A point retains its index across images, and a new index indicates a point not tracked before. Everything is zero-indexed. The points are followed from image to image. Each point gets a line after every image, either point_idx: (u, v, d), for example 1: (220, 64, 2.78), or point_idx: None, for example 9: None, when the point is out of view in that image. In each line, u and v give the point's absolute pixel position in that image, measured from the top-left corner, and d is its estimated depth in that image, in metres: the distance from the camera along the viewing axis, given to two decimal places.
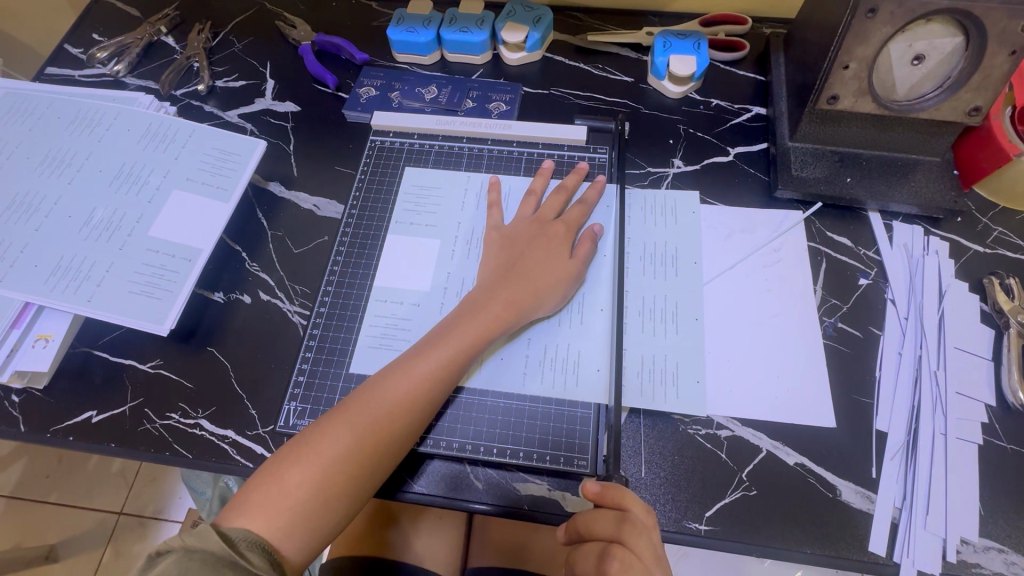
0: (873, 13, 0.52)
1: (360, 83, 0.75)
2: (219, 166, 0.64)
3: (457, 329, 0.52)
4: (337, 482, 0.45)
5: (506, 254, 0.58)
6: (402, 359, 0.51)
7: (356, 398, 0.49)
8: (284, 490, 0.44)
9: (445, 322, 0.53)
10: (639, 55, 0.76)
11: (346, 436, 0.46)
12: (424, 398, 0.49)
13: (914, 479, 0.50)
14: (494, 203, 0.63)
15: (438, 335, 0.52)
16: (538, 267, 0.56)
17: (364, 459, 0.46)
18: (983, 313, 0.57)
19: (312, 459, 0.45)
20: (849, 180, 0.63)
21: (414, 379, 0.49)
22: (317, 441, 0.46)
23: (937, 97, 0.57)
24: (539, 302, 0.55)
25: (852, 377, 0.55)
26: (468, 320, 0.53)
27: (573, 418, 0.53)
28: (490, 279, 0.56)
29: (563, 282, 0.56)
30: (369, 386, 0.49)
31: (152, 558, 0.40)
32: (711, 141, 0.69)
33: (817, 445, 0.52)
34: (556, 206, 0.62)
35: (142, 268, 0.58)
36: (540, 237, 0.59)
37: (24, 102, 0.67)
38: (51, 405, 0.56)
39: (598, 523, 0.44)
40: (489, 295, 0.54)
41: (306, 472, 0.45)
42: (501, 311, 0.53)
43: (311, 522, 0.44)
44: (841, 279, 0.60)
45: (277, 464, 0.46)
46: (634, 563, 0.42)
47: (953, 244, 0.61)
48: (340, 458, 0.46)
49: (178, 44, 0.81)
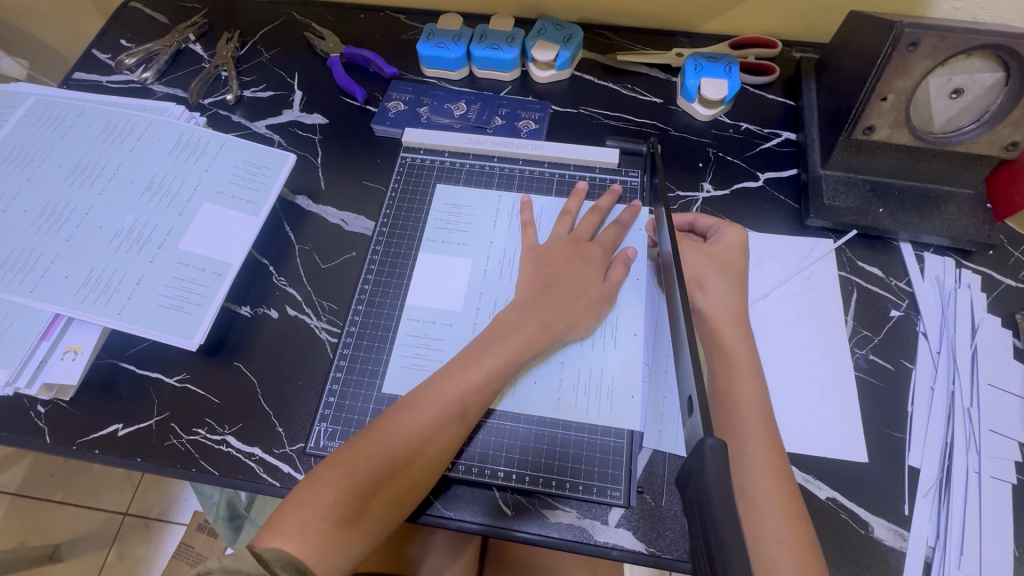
0: (915, 46, 0.52)
1: (389, 98, 0.75)
2: (249, 180, 0.64)
3: (489, 350, 0.52)
4: (369, 503, 0.45)
5: (540, 274, 0.58)
6: (435, 378, 0.51)
7: (388, 418, 0.49)
8: (318, 511, 0.44)
9: (477, 342, 0.53)
10: (668, 77, 0.76)
11: (379, 458, 0.46)
12: (456, 420, 0.49)
13: (946, 517, 0.50)
14: (527, 222, 0.63)
15: (469, 355, 0.52)
16: (573, 290, 0.56)
17: (397, 481, 0.46)
18: (1015, 349, 0.56)
19: (346, 480, 0.45)
20: (881, 211, 0.62)
21: (446, 400, 0.49)
22: (350, 462, 0.46)
23: (975, 131, 0.57)
24: (572, 324, 0.55)
25: (884, 410, 0.54)
26: (502, 341, 0.52)
27: (605, 447, 0.53)
28: (524, 300, 0.55)
29: (596, 305, 0.56)
30: (401, 406, 0.49)
31: None
32: (741, 166, 0.69)
33: (849, 481, 0.51)
34: (589, 226, 0.61)
35: (172, 282, 0.57)
36: (574, 259, 0.58)
37: (55, 109, 0.67)
38: (77, 417, 0.56)
39: None
40: (523, 317, 0.54)
41: (340, 493, 0.45)
42: (537, 334, 0.53)
43: (344, 545, 0.44)
44: (873, 310, 0.60)
45: (311, 484, 0.46)
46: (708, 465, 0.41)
47: (985, 278, 0.61)
48: (373, 479, 0.46)
49: (206, 52, 0.81)
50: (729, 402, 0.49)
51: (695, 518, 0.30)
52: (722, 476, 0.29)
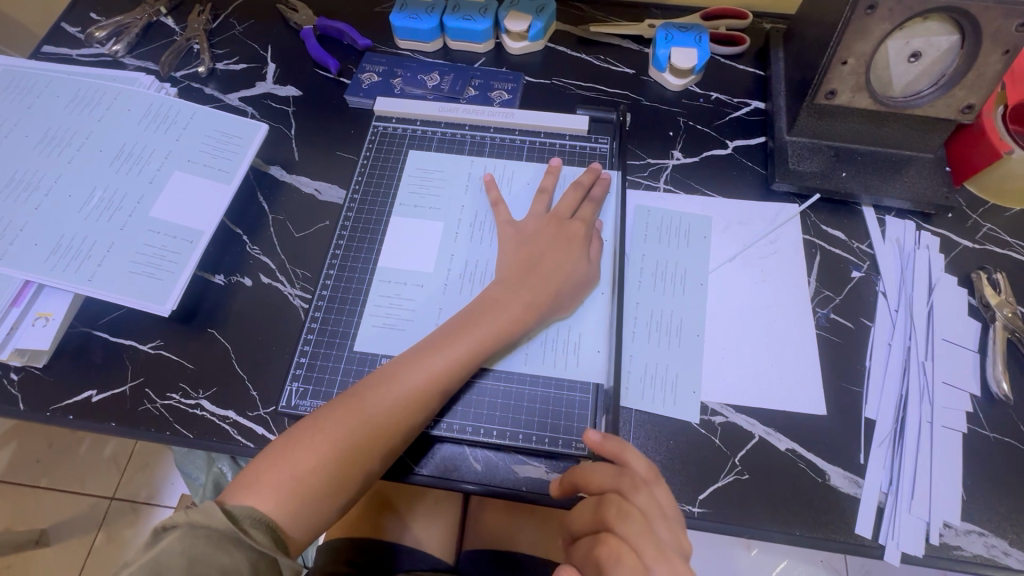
0: (873, 10, 0.53)
1: (362, 69, 0.75)
2: (221, 149, 0.64)
3: (473, 325, 0.52)
4: (342, 468, 0.47)
5: (517, 249, 0.58)
6: (416, 352, 0.51)
7: (367, 388, 0.49)
8: (293, 473, 0.45)
9: (463, 315, 0.53)
10: (641, 48, 0.77)
11: (355, 427, 0.47)
12: (433, 394, 0.50)
13: (900, 466, 0.52)
14: (496, 202, 0.62)
15: (454, 330, 0.52)
16: (556, 273, 0.55)
17: (371, 449, 0.47)
18: (970, 306, 0.58)
19: (321, 446, 0.46)
20: (844, 174, 0.64)
21: (428, 374, 0.50)
22: (328, 428, 0.47)
23: (933, 94, 0.58)
24: (558, 298, 0.55)
25: (843, 365, 0.56)
26: (488, 316, 0.53)
27: (571, 402, 0.54)
28: (509, 276, 0.56)
29: (578, 284, 0.56)
30: (381, 377, 0.50)
31: (158, 533, 0.40)
32: (710, 134, 0.70)
33: (808, 433, 0.53)
34: (570, 204, 0.61)
35: (143, 248, 0.58)
36: (559, 240, 0.58)
37: (22, 79, 0.66)
38: (49, 384, 0.56)
39: (597, 470, 0.47)
40: (508, 295, 0.54)
41: (314, 458, 0.46)
42: (522, 310, 0.53)
43: (316, 506, 0.46)
44: (834, 271, 0.61)
45: (287, 447, 0.47)
46: (631, 511, 0.44)
47: (943, 239, 0.62)
48: (349, 445, 0.47)
49: (178, 25, 0.81)
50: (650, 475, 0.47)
51: None
52: None
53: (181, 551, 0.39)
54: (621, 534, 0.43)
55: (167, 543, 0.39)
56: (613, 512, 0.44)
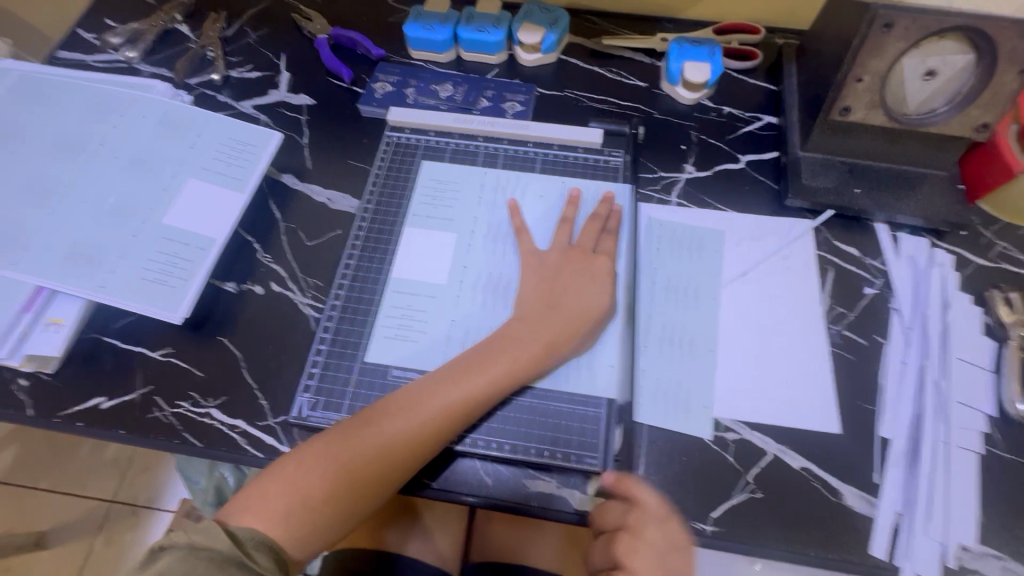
0: (889, 28, 0.53)
1: (376, 79, 0.75)
2: (235, 156, 0.65)
3: (490, 362, 0.52)
4: (348, 493, 0.47)
5: (538, 281, 0.57)
6: (429, 382, 0.51)
7: (380, 414, 0.49)
8: (298, 497, 0.46)
9: (480, 350, 0.53)
10: (653, 61, 0.77)
11: (365, 454, 0.47)
12: (446, 426, 0.49)
13: (915, 486, 0.51)
14: (520, 230, 0.62)
15: (470, 364, 0.52)
16: (576, 307, 0.55)
17: (378, 477, 0.47)
18: (984, 325, 0.58)
19: (329, 471, 0.47)
20: (857, 191, 0.64)
21: (440, 407, 0.49)
22: (335, 454, 0.47)
23: (947, 112, 0.58)
24: (579, 342, 0.55)
25: (857, 383, 0.56)
26: (506, 354, 0.52)
27: (583, 417, 0.54)
28: (527, 312, 0.55)
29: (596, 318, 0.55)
30: (395, 406, 0.49)
31: (154, 553, 0.42)
32: (723, 148, 0.70)
33: (822, 451, 0.53)
34: (591, 237, 0.61)
35: (156, 256, 0.58)
36: (584, 274, 0.58)
37: (38, 85, 0.67)
38: (59, 390, 0.56)
39: (609, 508, 0.50)
40: (527, 330, 0.54)
41: (321, 482, 0.46)
42: (541, 351, 0.53)
43: (318, 530, 0.46)
44: (848, 288, 0.61)
45: (292, 470, 0.47)
46: (641, 549, 0.49)
47: (957, 257, 0.62)
48: (357, 471, 0.47)
49: (193, 32, 0.81)
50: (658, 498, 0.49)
51: None
52: None
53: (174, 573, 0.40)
54: (635, 572, 0.49)
55: (166, 562, 0.41)
56: (623, 545, 0.49)
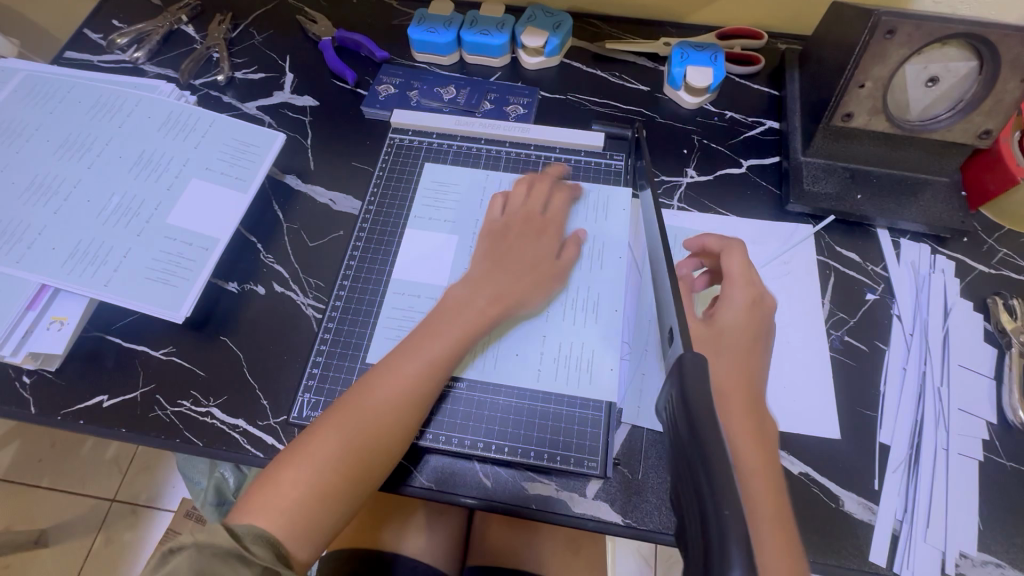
0: (892, 35, 0.53)
1: (379, 81, 0.75)
2: (238, 157, 0.65)
3: (444, 326, 0.52)
4: (339, 479, 0.46)
5: (496, 252, 0.58)
6: (394, 354, 0.51)
7: (347, 396, 0.49)
8: (287, 487, 0.45)
9: (432, 316, 0.54)
10: (656, 65, 0.77)
11: (338, 433, 0.47)
12: (413, 395, 0.49)
13: (915, 493, 0.51)
14: (502, 197, 0.63)
15: (426, 330, 0.53)
16: (526, 259, 0.57)
17: (358, 456, 0.47)
18: (986, 331, 0.58)
19: (308, 457, 0.46)
20: (859, 196, 0.64)
21: (407, 375, 0.50)
22: (317, 439, 0.47)
23: (950, 118, 0.58)
24: (525, 300, 0.56)
25: (857, 388, 0.56)
26: (456, 317, 0.53)
27: (583, 420, 0.54)
28: (477, 274, 0.56)
29: (547, 280, 0.57)
30: (360, 386, 0.50)
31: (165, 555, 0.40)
32: (725, 153, 0.70)
33: (822, 457, 0.53)
34: (541, 199, 0.63)
35: (159, 255, 0.58)
36: (528, 232, 0.59)
37: (45, 85, 0.67)
38: (62, 388, 0.57)
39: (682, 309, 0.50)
40: (474, 291, 0.55)
41: (303, 468, 0.45)
42: (490, 307, 0.54)
43: (314, 522, 0.45)
44: (849, 293, 0.61)
45: (280, 465, 0.46)
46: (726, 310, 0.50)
47: (958, 264, 0.62)
48: (336, 454, 0.46)
49: (198, 34, 0.82)
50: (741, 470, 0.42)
51: (683, 459, 0.32)
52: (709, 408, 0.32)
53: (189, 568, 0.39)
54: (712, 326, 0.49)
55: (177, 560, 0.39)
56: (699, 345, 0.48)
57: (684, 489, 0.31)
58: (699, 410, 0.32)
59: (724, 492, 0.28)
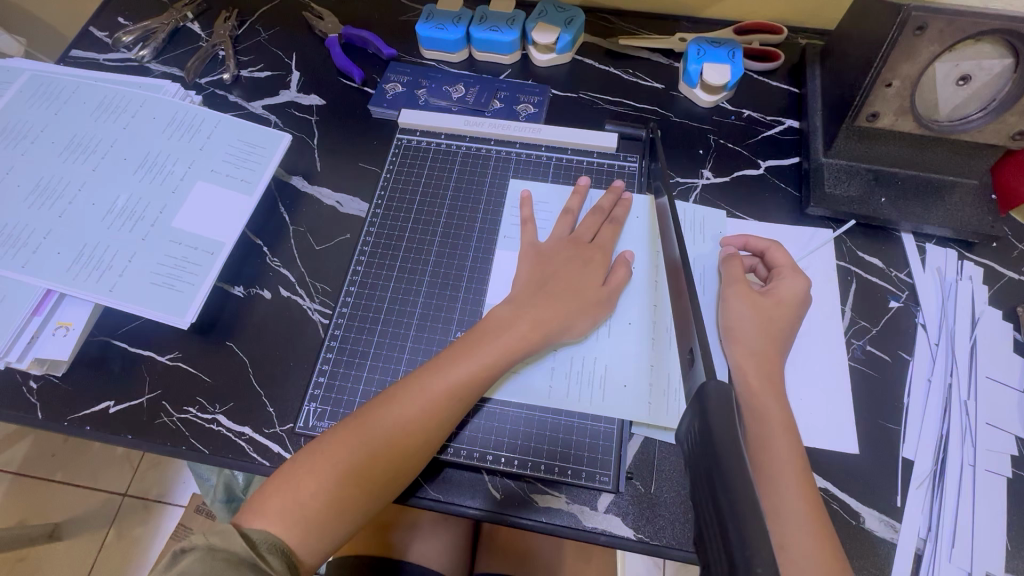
0: (921, 31, 0.50)
1: (387, 80, 0.74)
2: (244, 159, 0.64)
3: (481, 346, 0.51)
4: (355, 491, 0.46)
5: (537, 272, 0.57)
6: (424, 369, 0.50)
7: (373, 406, 0.49)
8: (301, 496, 0.44)
9: (471, 333, 0.52)
10: (671, 62, 0.75)
11: (360, 445, 0.46)
12: (442, 412, 0.48)
13: (939, 510, 0.49)
14: (527, 219, 0.62)
15: (461, 348, 0.51)
16: (570, 287, 0.55)
17: (377, 468, 0.46)
18: (1015, 342, 0.56)
19: (326, 465, 0.45)
20: (883, 200, 0.61)
21: (437, 394, 0.48)
22: (336, 450, 0.46)
23: (981, 119, 0.55)
24: (567, 325, 0.53)
25: (880, 400, 0.54)
26: (495, 338, 0.51)
27: (595, 433, 0.52)
28: (519, 296, 0.55)
29: (593, 307, 0.55)
30: (386, 397, 0.49)
31: (178, 555, 0.40)
32: (743, 153, 0.68)
33: (843, 472, 0.51)
34: (590, 227, 0.60)
35: (164, 260, 0.57)
36: (574, 259, 0.57)
37: (50, 85, 0.67)
38: (68, 393, 0.56)
39: (733, 267, 0.54)
40: (516, 314, 0.53)
41: (320, 477, 0.45)
42: (530, 332, 0.52)
43: (326, 531, 0.45)
44: (871, 301, 0.59)
45: (296, 470, 0.46)
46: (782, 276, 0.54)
47: (987, 270, 0.60)
48: (355, 465, 0.46)
49: (204, 31, 0.80)
50: (763, 454, 0.45)
51: (705, 479, 0.30)
52: (730, 431, 0.31)
53: (203, 570, 0.38)
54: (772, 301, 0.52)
55: (187, 563, 0.39)
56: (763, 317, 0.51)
57: (704, 516, 0.30)
58: (720, 431, 0.31)
59: (750, 515, 0.26)
